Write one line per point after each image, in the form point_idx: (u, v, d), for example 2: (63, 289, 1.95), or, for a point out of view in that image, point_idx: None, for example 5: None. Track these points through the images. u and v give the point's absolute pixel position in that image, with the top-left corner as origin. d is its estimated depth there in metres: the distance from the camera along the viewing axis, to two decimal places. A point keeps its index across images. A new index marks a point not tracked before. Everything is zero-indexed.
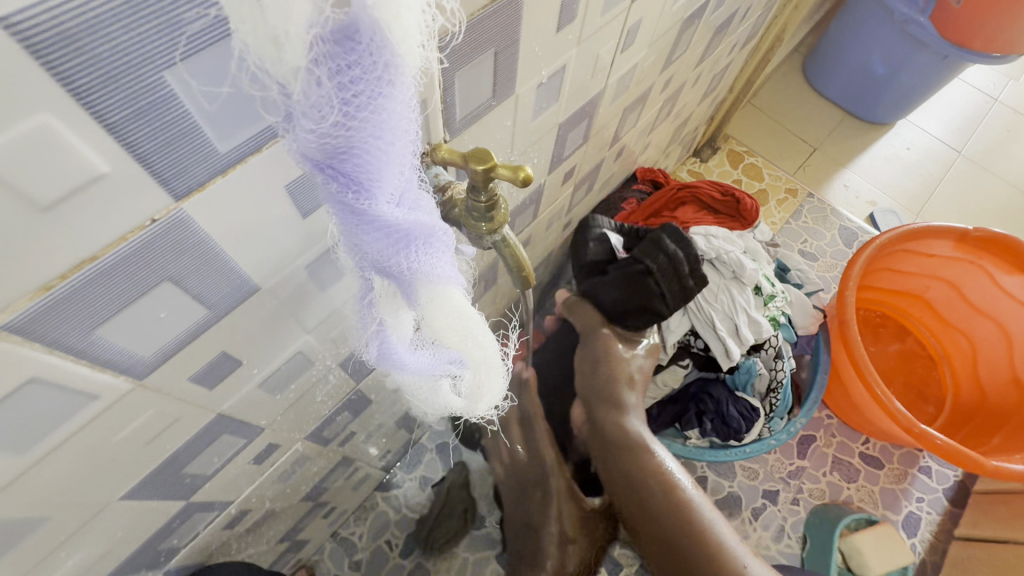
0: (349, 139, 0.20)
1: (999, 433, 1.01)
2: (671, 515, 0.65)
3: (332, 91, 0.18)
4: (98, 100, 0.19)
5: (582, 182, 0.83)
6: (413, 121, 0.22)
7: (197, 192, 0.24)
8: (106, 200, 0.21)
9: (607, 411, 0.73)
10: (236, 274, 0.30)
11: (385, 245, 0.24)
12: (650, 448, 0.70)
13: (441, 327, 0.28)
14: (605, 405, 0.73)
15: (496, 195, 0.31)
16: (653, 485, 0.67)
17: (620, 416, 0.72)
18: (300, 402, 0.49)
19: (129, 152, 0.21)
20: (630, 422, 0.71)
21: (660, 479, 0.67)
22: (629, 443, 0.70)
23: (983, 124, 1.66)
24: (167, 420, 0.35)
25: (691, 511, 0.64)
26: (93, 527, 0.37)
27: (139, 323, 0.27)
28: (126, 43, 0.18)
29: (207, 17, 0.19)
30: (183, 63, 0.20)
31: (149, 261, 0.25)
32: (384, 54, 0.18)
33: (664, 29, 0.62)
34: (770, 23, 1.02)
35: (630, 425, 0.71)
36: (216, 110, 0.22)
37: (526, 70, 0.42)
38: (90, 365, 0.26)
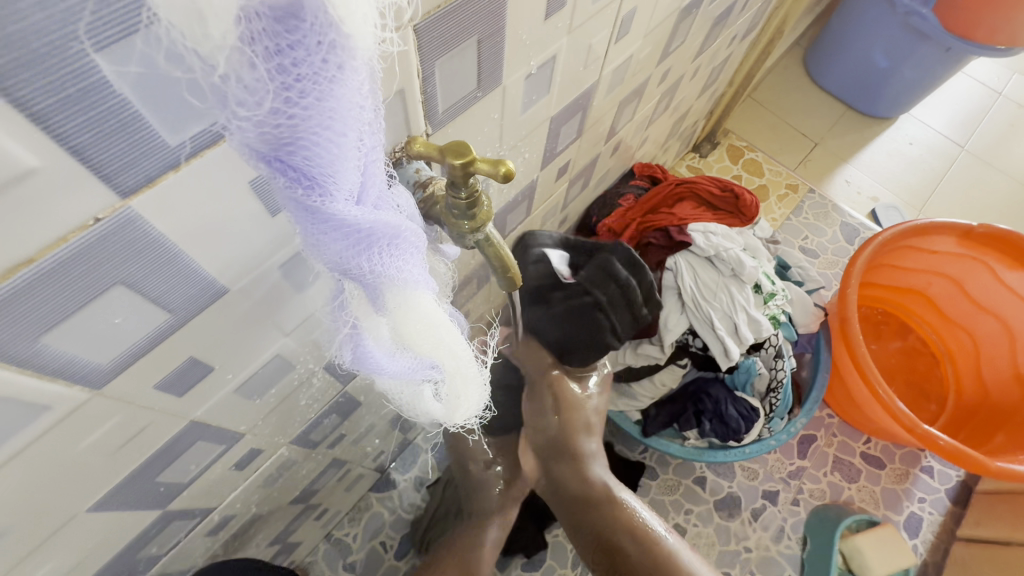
0: (296, 130, 0.18)
1: (1002, 432, 0.99)
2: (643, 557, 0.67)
3: (270, 75, 0.16)
4: (19, 89, 0.17)
5: (577, 178, 0.80)
6: (370, 110, 0.20)
7: (147, 188, 0.22)
8: (40, 197, 0.19)
9: (568, 470, 0.73)
10: (199, 277, 0.28)
11: (343, 246, 0.22)
12: (617, 499, 0.72)
13: (411, 334, 0.26)
14: (562, 458, 0.73)
15: (477, 191, 0.30)
16: (624, 535, 0.69)
17: (581, 468, 0.73)
18: (282, 406, 0.47)
19: (62, 144, 0.19)
20: (592, 473, 0.73)
21: (630, 525, 0.69)
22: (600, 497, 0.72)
23: (987, 118, 1.63)
24: (135, 428, 0.33)
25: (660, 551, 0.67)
26: (61, 538, 0.36)
27: (91, 329, 0.25)
28: (45, 23, 0.16)
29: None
30: (113, 46, 0.18)
31: (97, 262, 0.23)
32: (330, 34, 0.16)
33: (660, 20, 0.60)
34: (771, 14, 1.00)
35: (592, 474, 0.73)
36: (157, 99, 0.20)
37: (513, 61, 0.40)
38: (38, 374, 0.25)
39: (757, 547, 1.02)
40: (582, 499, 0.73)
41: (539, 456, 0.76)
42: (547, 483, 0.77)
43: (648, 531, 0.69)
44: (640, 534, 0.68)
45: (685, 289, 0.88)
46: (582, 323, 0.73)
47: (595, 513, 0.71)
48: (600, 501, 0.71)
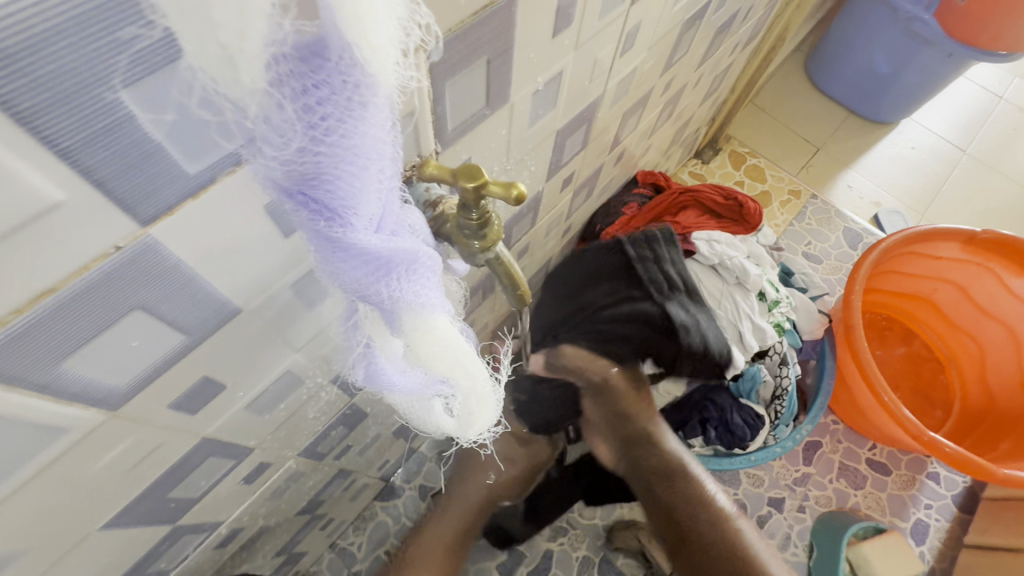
0: (318, 165, 0.18)
1: (1008, 438, 0.99)
2: (715, 531, 0.76)
3: (295, 115, 0.17)
4: (47, 126, 0.17)
5: (581, 187, 0.81)
6: (390, 142, 0.20)
7: (166, 217, 0.23)
8: (63, 228, 0.20)
9: (646, 450, 0.82)
10: (214, 298, 0.29)
11: (362, 272, 0.22)
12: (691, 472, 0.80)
13: (429, 356, 0.26)
14: (642, 442, 0.82)
15: (488, 212, 0.30)
16: (699, 508, 0.77)
17: (659, 449, 0.81)
18: (290, 421, 0.48)
19: (86, 178, 0.19)
20: (668, 448, 0.82)
21: (702, 499, 0.77)
22: (670, 471, 0.80)
23: (988, 122, 1.63)
24: (150, 447, 0.33)
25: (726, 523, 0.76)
26: (76, 555, 0.36)
27: (109, 353, 0.25)
28: (75, 62, 0.16)
29: (155, 38, 0.17)
30: (136, 83, 0.18)
31: (115, 289, 0.23)
32: (354, 73, 0.17)
33: (664, 32, 0.60)
34: (773, 23, 1.00)
35: (670, 452, 0.81)
36: (178, 133, 0.20)
37: (520, 78, 0.40)
38: (57, 399, 0.25)
39: None
40: (659, 472, 0.81)
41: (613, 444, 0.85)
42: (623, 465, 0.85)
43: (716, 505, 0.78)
44: (712, 509, 0.77)
45: None
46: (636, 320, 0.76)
47: (668, 486, 0.79)
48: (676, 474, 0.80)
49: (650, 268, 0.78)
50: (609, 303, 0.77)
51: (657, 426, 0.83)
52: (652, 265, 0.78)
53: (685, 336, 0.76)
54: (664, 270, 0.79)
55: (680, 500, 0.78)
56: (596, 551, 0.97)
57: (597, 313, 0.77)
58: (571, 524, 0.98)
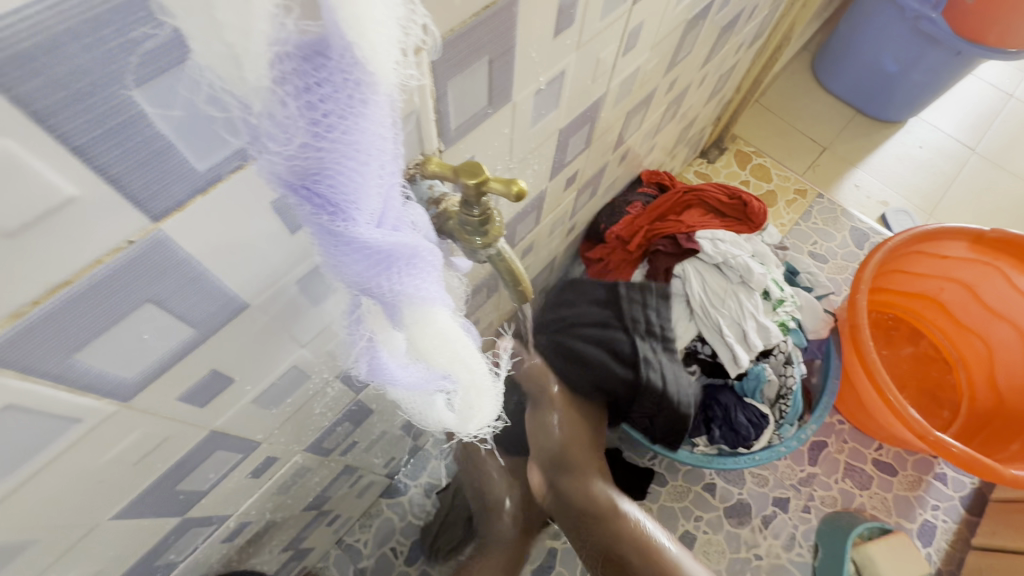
0: (321, 160, 0.19)
1: (1017, 440, 0.98)
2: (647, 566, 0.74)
3: (298, 111, 0.17)
4: (62, 124, 0.18)
5: (585, 187, 0.81)
6: (391, 139, 0.21)
7: (176, 212, 0.23)
8: (77, 222, 0.20)
9: (570, 481, 0.80)
10: (222, 293, 0.29)
11: (364, 266, 0.23)
12: (619, 510, 0.78)
13: (428, 349, 0.27)
14: (567, 475, 0.80)
15: (489, 209, 0.31)
16: (629, 547, 0.75)
17: (584, 486, 0.79)
18: (297, 416, 0.48)
19: (100, 174, 0.20)
20: (595, 487, 0.79)
21: (631, 537, 0.76)
22: (599, 511, 0.78)
23: (998, 121, 1.62)
24: (158, 439, 0.34)
25: (658, 556, 0.74)
26: (87, 545, 0.37)
27: (121, 345, 0.26)
28: (89, 62, 0.17)
29: (164, 37, 0.18)
30: (147, 83, 0.19)
31: (123, 284, 0.24)
32: (355, 72, 0.18)
33: (667, 31, 0.61)
34: (778, 21, 1.00)
35: (597, 490, 0.79)
36: (188, 130, 0.21)
37: (523, 76, 0.41)
38: (70, 389, 0.26)
39: (767, 554, 1.02)
40: (586, 510, 0.79)
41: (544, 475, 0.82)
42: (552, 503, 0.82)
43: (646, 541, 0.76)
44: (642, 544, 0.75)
45: (693, 295, 0.89)
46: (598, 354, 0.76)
47: (598, 524, 0.78)
48: (604, 515, 0.77)
49: (634, 305, 0.80)
50: (585, 322, 0.80)
51: (584, 464, 0.80)
52: (636, 303, 0.80)
53: (646, 374, 0.76)
54: (644, 314, 0.80)
55: (613, 540, 0.77)
56: None
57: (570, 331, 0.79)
58: None
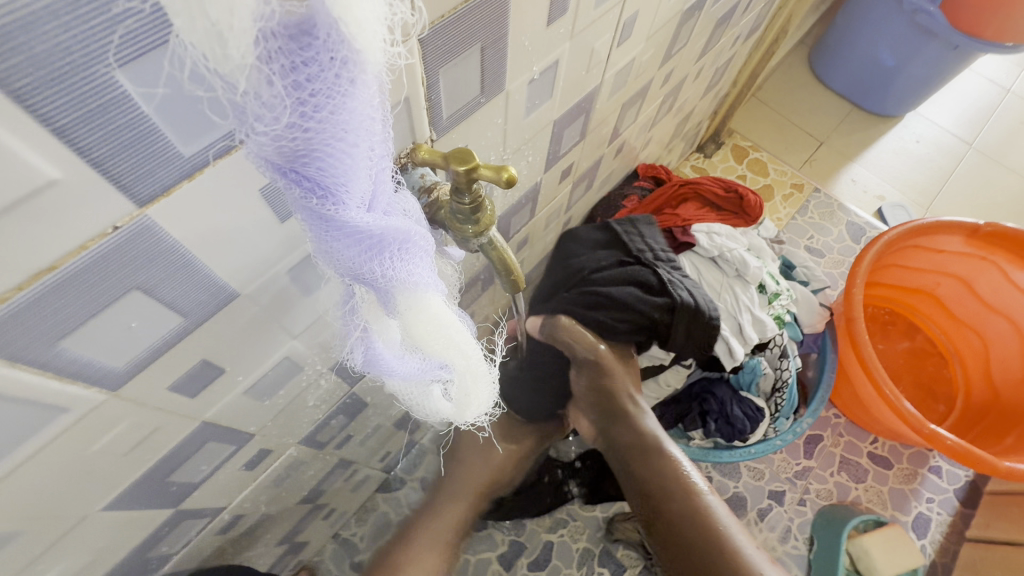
0: (310, 141, 0.19)
1: (1012, 432, 0.98)
2: (681, 506, 0.60)
3: (285, 91, 0.17)
4: (43, 104, 0.17)
5: (581, 180, 0.81)
6: (380, 120, 0.21)
7: (162, 198, 0.23)
8: (61, 206, 0.20)
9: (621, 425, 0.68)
10: (211, 281, 0.29)
11: (356, 251, 0.23)
12: (666, 449, 0.64)
13: (422, 335, 0.27)
14: (612, 418, 0.69)
15: (480, 196, 0.30)
16: (667, 484, 0.61)
17: (633, 422, 0.67)
18: (290, 408, 0.48)
19: (83, 156, 0.19)
20: (644, 424, 0.67)
21: (676, 478, 0.62)
22: (642, 443, 0.66)
23: (995, 116, 1.62)
24: (148, 429, 0.34)
25: (696, 498, 0.60)
26: (76, 536, 0.37)
27: (108, 333, 0.26)
28: (67, 42, 0.17)
29: (145, 15, 0.18)
30: (129, 63, 0.18)
31: (112, 270, 0.24)
32: (342, 50, 0.17)
33: (663, 22, 0.61)
34: (774, 14, 1.00)
35: (646, 426, 0.67)
36: (173, 113, 0.21)
37: (516, 66, 0.40)
38: (57, 377, 0.25)
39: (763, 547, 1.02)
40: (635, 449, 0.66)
41: (589, 417, 0.73)
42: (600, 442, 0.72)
43: (693, 486, 0.61)
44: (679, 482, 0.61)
45: None
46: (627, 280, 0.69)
47: (639, 460, 0.65)
48: (646, 447, 0.65)
49: (635, 237, 0.75)
50: (606, 265, 0.71)
51: (636, 403, 0.69)
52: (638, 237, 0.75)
53: (675, 293, 0.68)
54: (648, 245, 0.75)
55: (649, 475, 0.63)
56: (597, 542, 0.98)
57: (586, 278, 0.71)
58: (572, 517, 0.99)
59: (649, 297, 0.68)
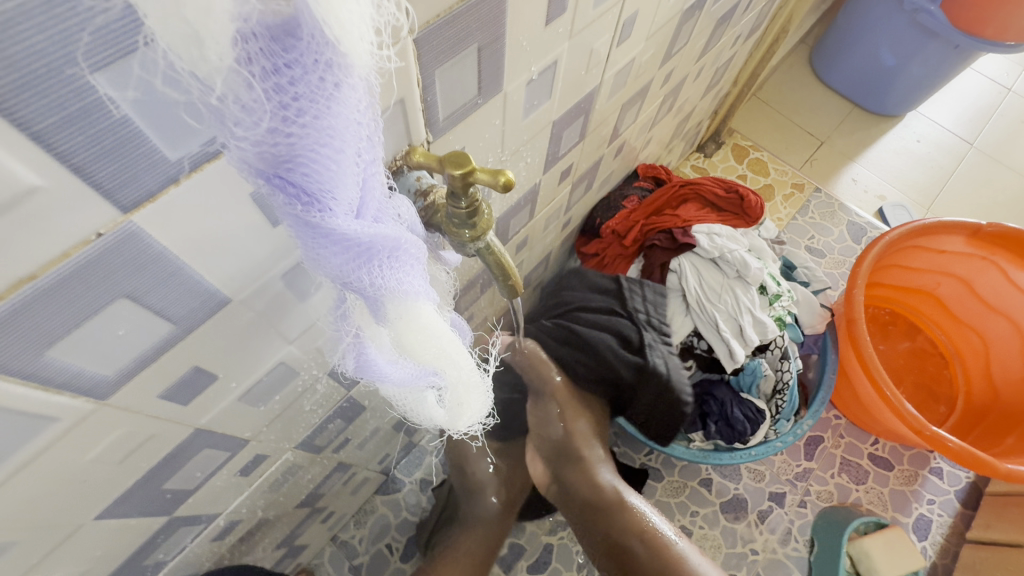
0: (294, 147, 0.18)
1: (1013, 433, 0.97)
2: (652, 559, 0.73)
3: (267, 94, 0.16)
4: (17, 108, 0.17)
5: (580, 180, 0.80)
6: (367, 125, 0.20)
7: (148, 204, 0.22)
8: (42, 214, 0.19)
9: (576, 474, 0.78)
10: (202, 288, 0.28)
11: (344, 259, 0.22)
12: (626, 503, 0.76)
13: (412, 345, 0.26)
14: (570, 465, 0.78)
15: (477, 200, 0.30)
16: (634, 540, 0.74)
17: (591, 475, 0.77)
18: (286, 413, 0.48)
19: (64, 163, 0.19)
20: (602, 478, 0.77)
21: (632, 519, 0.75)
22: (602, 501, 0.76)
23: (996, 115, 1.61)
24: (142, 437, 0.33)
25: (665, 550, 0.73)
26: (69, 546, 0.36)
27: (96, 342, 0.25)
28: (41, 43, 0.16)
29: (123, 16, 0.17)
30: (107, 66, 0.18)
31: (98, 278, 0.23)
32: (326, 52, 0.17)
33: (663, 22, 0.60)
34: (776, 13, 0.99)
35: (603, 479, 0.77)
36: (156, 117, 0.20)
37: (514, 67, 0.40)
38: (43, 388, 0.25)
39: (763, 549, 1.02)
40: (596, 505, 0.77)
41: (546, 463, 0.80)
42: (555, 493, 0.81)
43: (647, 525, 0.75)
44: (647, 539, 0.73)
45: (687, 288, 0.88)
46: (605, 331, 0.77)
47: (606, 519, 0.76)
48: (609, 506, 0.76)
49: (636, 295, 0.80)
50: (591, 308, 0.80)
51: (590, 451, 0.78)
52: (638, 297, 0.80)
53: (650, 359, 0.75)
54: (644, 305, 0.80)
55: (620, 531, 0.75)
56: None
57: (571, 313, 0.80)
58: (571, 518, 0.99)
59: (622, 355, 0.75)
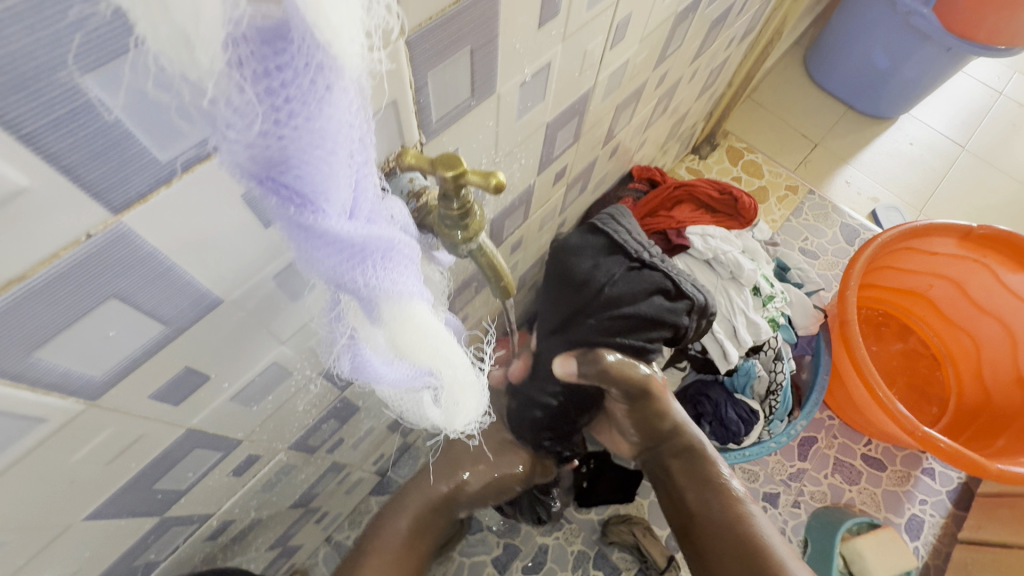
0: (286, 150, 0.18)
1: (1004, 434, 0.98)
2: (724, 517, 0.62)
3: (258, 97, 0.16)
4: (6, 110, 0.17)
5: (575, 181, 0.80)
6: (360, 127, 0.20)
7: (139, 204, 0.22)
8: (32, 214, 0.19)
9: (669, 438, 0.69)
10: (193, 288, 0.28)
11: (337, 259, 0.22)
12: (712, 460, 0.67)
13: (407, 345, 0.26)
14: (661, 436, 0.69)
15: (469, 202, 0.30)
16: (710, 495, 0.64)
17: (681, 435, 0.68)
18: (279, 413, 0.48)
19: (53, 164, 0.19)
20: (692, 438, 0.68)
21: (717, 486, 0.65)
22: (687, 453, 0.68)
23: (988, 118, 1.63)
24: (131, 438, 0.33)
25: (739, 509, 0.62)
26: (59, 546, 0.36)
27: (85, 343, 0.25)
28: (31, 46, 0.16)
29: (114, 20, 0.17)
30: (98, 66, 0.18)
31: (87, 278, 0.23)
32: (317, 55, 0.17)
33: (657, 24, 0.60)
34: (769, 16, 1.00)
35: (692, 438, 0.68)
36: (146, 117, 0.20)
37: (507, 68, 0.40)
38: (32, 388, 0.25)
39: None
40: (681, 460, 0.68)
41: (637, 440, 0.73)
42: (646, 457, 0.74)
43: (732, 493, 0.64)
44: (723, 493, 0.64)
45: None
46: (640, 288, 0.61)
47: (683, 472, 0.68)
48: (694, 459, 0.67)
49: (629, 237, 0.63)
50: (615, 278, 0.61)
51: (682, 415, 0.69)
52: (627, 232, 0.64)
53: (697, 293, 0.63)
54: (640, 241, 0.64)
55: (696, 484, 0.66)
56: (591, 545, 0.98)
57: (596, 302, 0.61)
58: (567, 520, 0.99)
59: (674, 306, 0.61)
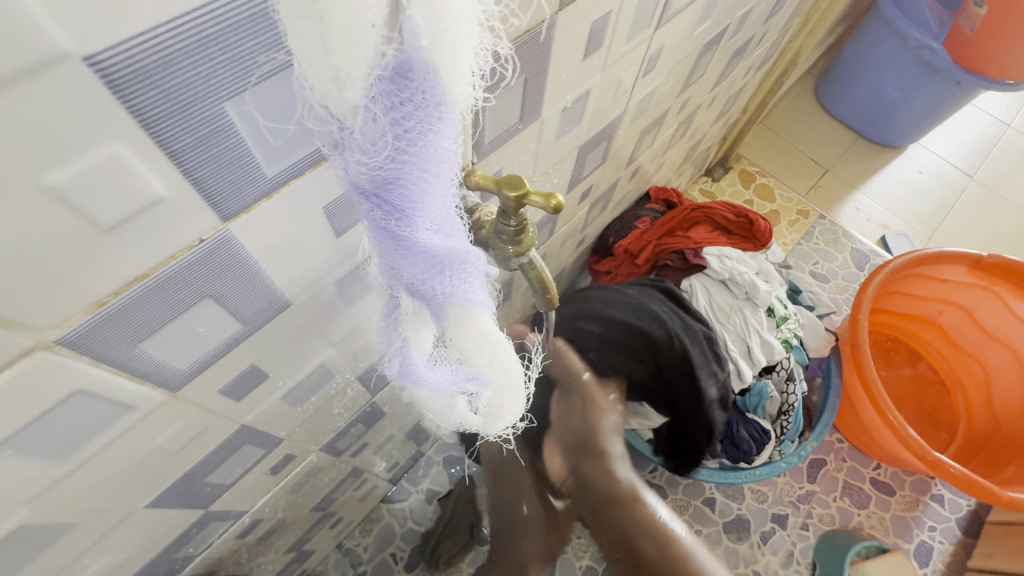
0: (397, 171, 0.21)
1: (1014, 462, 0.99)
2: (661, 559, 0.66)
3: (386, 126, 0.19)
4: (164, 130, 0.19)
5: (597, 201, 0.83)
6: (456, 155, 0.23)
7: (243, 214, 0.25)
8: (162, 220, 0.22)
9: (595, 468, 0.71)
10: (270, 291, 0.31)
11: (421, 269, 0.24)
12: (640, 497, 0.70)
13: (468, 348, 0.28)
14: (587, 458, 0.72)
15: (525, 219, 0.32)
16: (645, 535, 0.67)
17: (605, 466, 0.71)
18: (318, 414, 0.50)
19: (188, 177, 0.21)
20: (618, 472, 0.71)
21: (649, 522, 0.68)
22: (615, 493, 0.70)
23: (996, 150, 1.65)
24: (195, 431, 0.35)
25: (674, 545, 0.66)
26: (118, 532, 0.38)
27: (179, 338, 0.28)
28: (194, 80, 0.19)
29: (273, 59, 0.21)
30: (244, 96, 0.21)
31: (193, 277, 0.25)
32: (436, 93, 0.19)
33: (685, 54, 0.63)
34: (786, 47, 1.03)
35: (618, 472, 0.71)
36: (268, 140, 0.23)
37: (553, 94, 0.43)
38: (130, 376, 0.27)
39: (766, 571, 1.02)
40: (606, 496, 0.71)
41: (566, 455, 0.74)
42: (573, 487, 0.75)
43: (669, 531, 0.67)
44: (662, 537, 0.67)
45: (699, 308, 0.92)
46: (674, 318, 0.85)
47: (615, 507, 0.70)
48: (623, 498, 0.70)
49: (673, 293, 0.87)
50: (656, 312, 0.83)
51: (610, 444, 0.72)
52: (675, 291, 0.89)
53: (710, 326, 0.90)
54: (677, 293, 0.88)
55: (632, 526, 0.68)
56: (599, 561, 0.98)
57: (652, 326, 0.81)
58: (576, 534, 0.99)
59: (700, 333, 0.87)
